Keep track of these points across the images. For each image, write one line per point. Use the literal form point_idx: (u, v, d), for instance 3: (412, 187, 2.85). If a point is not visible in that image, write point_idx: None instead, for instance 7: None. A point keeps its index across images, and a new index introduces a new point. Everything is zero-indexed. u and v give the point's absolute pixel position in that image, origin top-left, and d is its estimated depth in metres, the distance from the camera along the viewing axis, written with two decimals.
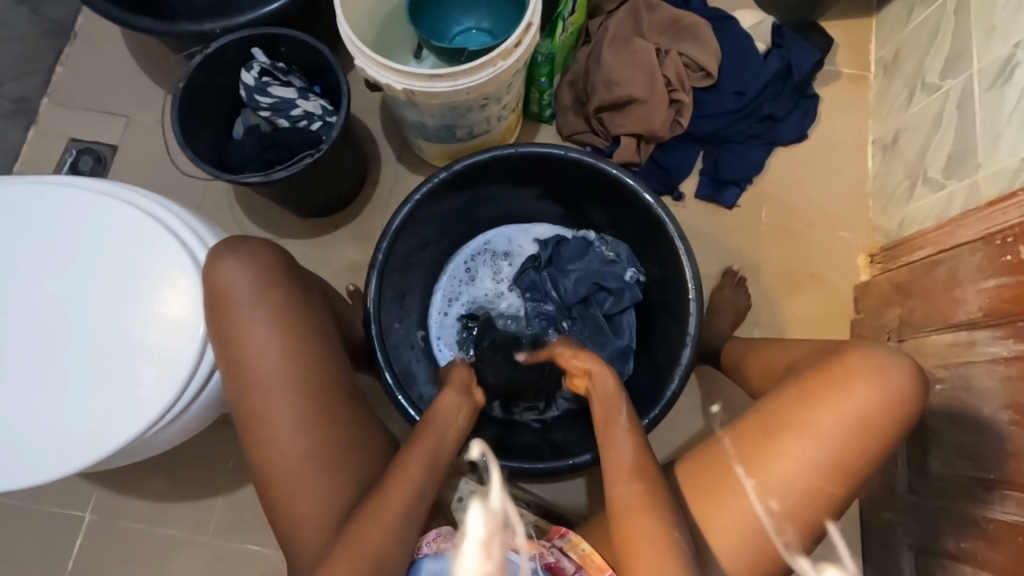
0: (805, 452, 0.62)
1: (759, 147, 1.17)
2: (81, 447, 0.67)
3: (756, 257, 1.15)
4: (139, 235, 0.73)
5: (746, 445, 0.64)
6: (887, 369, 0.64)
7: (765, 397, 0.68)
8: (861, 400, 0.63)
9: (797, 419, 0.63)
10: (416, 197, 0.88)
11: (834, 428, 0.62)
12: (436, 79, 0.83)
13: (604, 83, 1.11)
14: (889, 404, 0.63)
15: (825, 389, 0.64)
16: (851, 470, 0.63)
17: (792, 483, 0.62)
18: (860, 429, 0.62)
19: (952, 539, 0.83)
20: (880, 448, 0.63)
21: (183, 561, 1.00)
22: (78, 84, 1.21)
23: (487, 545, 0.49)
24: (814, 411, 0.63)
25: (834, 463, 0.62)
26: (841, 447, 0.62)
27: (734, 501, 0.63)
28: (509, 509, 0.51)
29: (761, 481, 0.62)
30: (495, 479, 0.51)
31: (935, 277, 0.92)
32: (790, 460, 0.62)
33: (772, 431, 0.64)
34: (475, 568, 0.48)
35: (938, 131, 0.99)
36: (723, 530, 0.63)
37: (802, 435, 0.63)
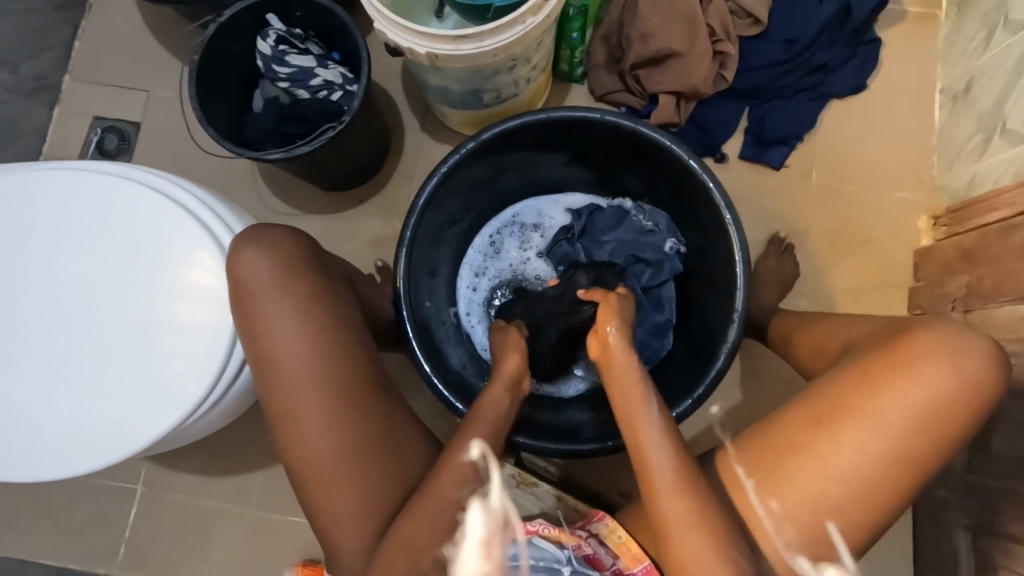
0: (867, 443, 0.58)
1: (810, 101, 1.07)
2: (121, 437, 0.68)
3: (804, 221, 1.07)
4: (165, 223, 0.72)
5: (800, 434, 0.60)
6: (964, 354, 0.59)
7: (821, 380, 0.62)
8: (934, 387, 0.58)
9: (857, 407, 0.59)
10: (442, 170, 0.84)
11: (902, 417, 0.58)
12: (461, 40, 0.77)
13: (640, 36, 1.02)
14: (963, 392, 0.58)
15: (889, 375, 0.59)
16: (919, 461, 0.58)
17: (848, 478, 0.58)
18: (932, 420, 0.58)
19: (1014, 522, 0.78)
20: (949, 438, 0.58)
21: (229, 530, 1.04)
22: (96, 59, 1.19)
23: (487, 546, 0.38)
24: (881, 398, 0.58)
25: (899, 454, 0.58)
26: (911, 437, 0.58)
27: (778, 489, 0.59)
28: (511, 507, 0.40)
29: (813, 476, 0.58)
30: (495, 471, 0.39)
31: (1010, 243, 0.83)
32: (850, 452, 0.58)
33: (830, 420, 0.59)
34: (473, 570, 0.37)
35: (1021, 77, 0.88)
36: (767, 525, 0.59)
37: (867, 423, 0.58)
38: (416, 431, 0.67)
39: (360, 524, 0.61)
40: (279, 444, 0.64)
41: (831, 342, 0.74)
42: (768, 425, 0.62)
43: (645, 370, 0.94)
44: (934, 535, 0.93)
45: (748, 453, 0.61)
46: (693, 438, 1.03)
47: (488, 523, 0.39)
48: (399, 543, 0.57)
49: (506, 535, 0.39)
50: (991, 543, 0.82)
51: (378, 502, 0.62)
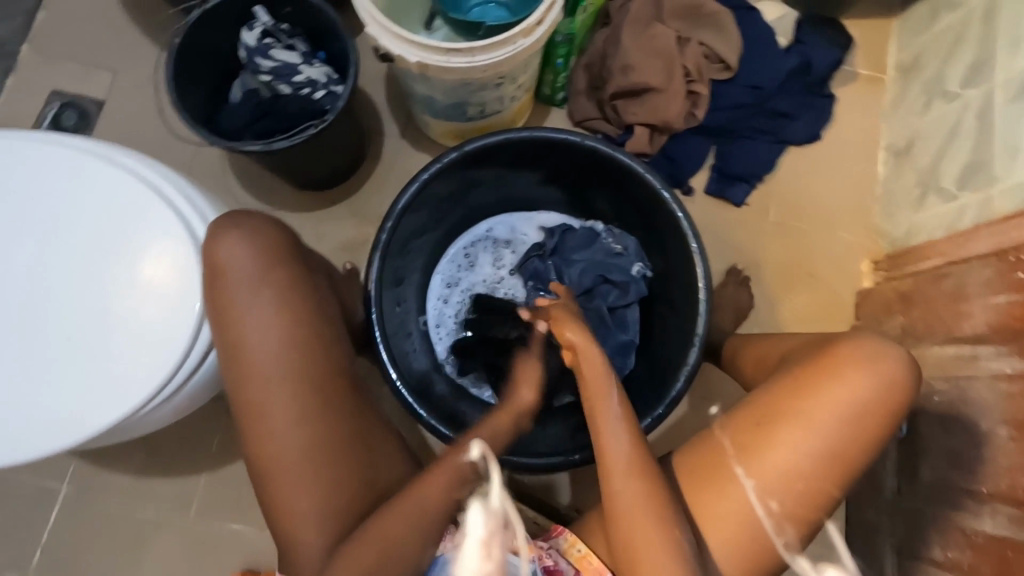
0: (802, 443, 0.61)
1: (771, 145, 1.14)
2: (62, 428, 0.64)
3: (761, 256, 1.13)
4: (133, 204, 0.69)
5: (739, 440, 0.63)
6: (882, 358, 0.62)
7: (757, 390, 0.66)
8: (854, 389, 0.61)
9: (793, 411, 0.62)
10: (423, 177, 0.84)
11: (830, 421, 0.61)
12: (453, 53, 0.79)
13: (621, 69, 1.07)
14: (883, 393, 0.62)
15: (819, 380, 0.62)
16: (847, 459, 0.61)
17: (785, 478, 0.61)
18: (857, 417, 0.61)
19: (937, 548, 0.84)
20: (876, 435, 0.62)
21: (162, 537, 0.98)
22: (61, 31, 1.13)
23: (488, 544, 0.44)
24: (808, 404, 0.61)
25: (831, 454, 0.61)
26: (839, 438, 0.61)
27: (731, 494, 0.61)
28: (509, 508, 0.47)
29: (755, 481, 0.61)
30: (496, 477, 0.46)
31: (941, 289, 0.91)
32: (788, 452, 0.61)
33: (768, 424, 0.62)
34: (474, 568, 0.43)
35: (955, 141, 0.98)
36: (724, 525, 0.61)
37: (796, 426, 0.61)
38: (384, 435, 0.66)
39: (319, 527, 0.60)
40: (241, 440, 0.62)
41: (768, 361, 0.78)
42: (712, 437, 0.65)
43: None
44: (866, 560, 0.98)
45: (698, 461, 0.64)
46: (649, 458, 1.05)
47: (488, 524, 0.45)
48: (368, 544, 0.57)
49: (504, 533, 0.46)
50: (916, 567, 0.88)
51: (340, 506, 0.60)
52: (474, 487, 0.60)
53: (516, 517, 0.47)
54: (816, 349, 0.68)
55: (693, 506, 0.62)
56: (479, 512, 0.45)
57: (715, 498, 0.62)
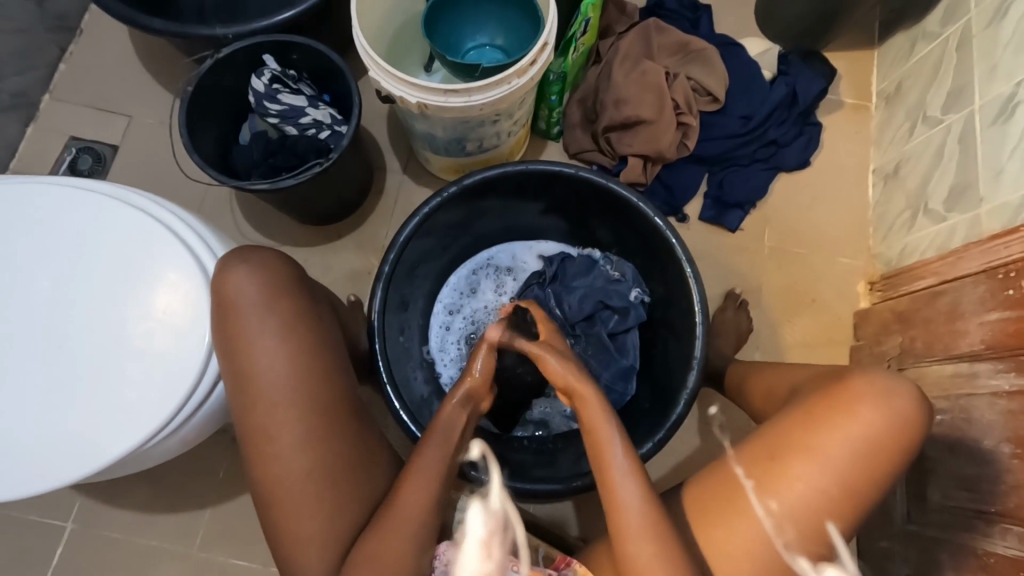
0: (813, 477, 0.61)
1: (762, 171, 1.18)
2: (75, 459, 0.65)
3: (758, 280, 1.15)
4: (146, 240, 0.72)
5: (754, 474, 0.63)
6: (893, 393, 0.63)
7: (769, 424, 0.66)
8: (866, 425, 0.62)
9: (804, 445, 0.62)
10: (425, 210, 0.88)
11: (841, 454, 0.61)
12: (451, 94, 0.83)
13: (613, 103, 1.12)
14: (893, 428, 0.62)
15: (830, 414, 0.63)
16: (857, 494, 0.61)
17: (797, 513, 0.60)
18: (868, 453, 0.61)
19: (950, 571, 0.83)
20: (886, 471, 0.62)
21: (166, 574, 0.97)
22: (81, 81, 1.19)
23: (487, 543, 0.54)
24: (821, 437, 0.62)
25: (842, 489, 0.61)
26: (851, 474, 0.61)
27: (736, 527, 0.61)
28: (508, 511, 0.57)
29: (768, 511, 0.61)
30: (495, 483, 0.57)
31: (936, 308, 0.93)
32: (799, 485, 0.61)
33: (780, 457, 0.62)
34: (476, 565, 0.53)
35: (940, 164, 1.01)
36: (731, 557, 0.61)
37: (809, 460, 0.61)
38: (387, 461, 0.67)
39: (323, 555, 0.60)
40: (247, 468, 0.63)
41: (776, 390, 0.79)
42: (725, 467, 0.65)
43: None
44: None
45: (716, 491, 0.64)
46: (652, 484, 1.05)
47: (487, 525, 0.55)
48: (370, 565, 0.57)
49: (503, 535, 0.55)
50: None
51: (344, 532, 0.61)
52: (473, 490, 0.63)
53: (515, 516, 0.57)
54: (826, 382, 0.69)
55: (703, 535, 0.63)
56: (479, 513, 0.56)
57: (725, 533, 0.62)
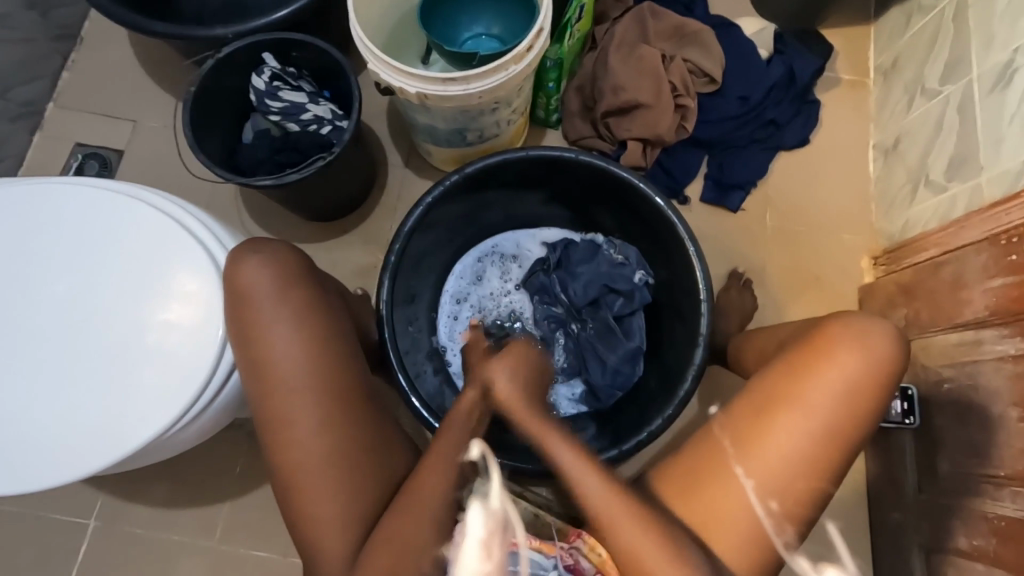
0: (800, 427, 0.63)
1: (762, 152, 1.18)
2: (99, 449, 0.67)
3: (761, 259, 1.16)
4: (158, 235, 0.73)
5: (742, 425, 0.64)
6: (872, 337, 0.65)
7: (755, 377, 0.68)
8: (846, 368, 0.64)
9: (789, 396, 0.64)
10: (428, 200, 0.89)
11: (825, 402, 0.63)
12: (449, 82, 0.84)
13: (611, 89, 1.12)
14: (874, 371, 0.64)
15: (813, 363, 0.64)
16: (844, 437, 0.63)
17: (787, 460, 0.62)
18: (851, 397, 0.63)
19: (962, 537, 0.83)
20: (871, 413, 0.64)
21: (188, 568, 0.99)
22: (84, 88, 1.21)
23: (487, 543, 0.54)
24: (805, 385, 0.64)
25: (829, 436, 0.63)
26: (836, 417, 0.63)
27: (735, 489, 0.62)
28: (508, 510, 0.56)
29: (759, 462, 0.63)
30: (495, 483, 0.56)
31: (939, 278, 0.93)
32: (787, 436, 0.63)
33: (765, 410, 0.64)
34: (475, 567, 0.53)
35: (940, 135, 1.01)
36: (730, 519, 0.62)
37: (794, 408, 0.63)
38: (403, 445, 0.68)
39: (343, 536, 0.61)
40: (265, 455, 0.64)
41: (767, 347, 0.81)
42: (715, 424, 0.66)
43: (616, 396, 0.99)
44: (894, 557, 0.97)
45: (712, 450, 0.65)
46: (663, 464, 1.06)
47: (487, 525, 0.55)
48: (389, 542, 0.59)
49: (504, 534, 0.55)
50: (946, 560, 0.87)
51: (362, 513, 0.62)
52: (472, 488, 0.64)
53: (516, 516, 0.56)
54: (808, 333, 0.70)
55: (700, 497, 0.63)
56: (480, 512, 0.55)
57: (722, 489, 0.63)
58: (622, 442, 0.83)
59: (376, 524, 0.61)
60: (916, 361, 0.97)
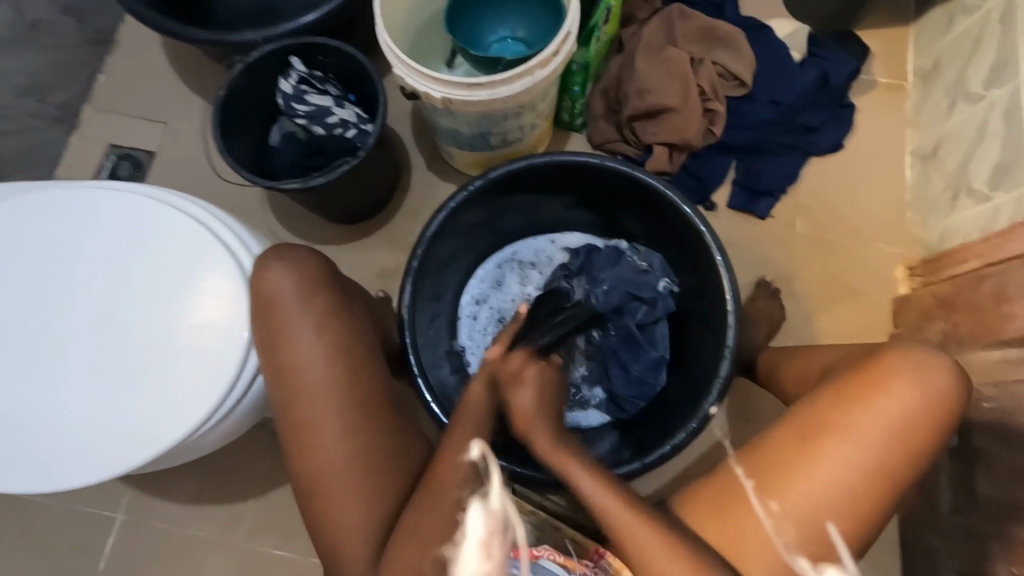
0: (848, 457, 0.60)
1: (793, 157, 1.15)
2: (127, 450, 0.68)
3: (790, 268, 1.13)
4: (187, 239, 0.74)
5: (786, 450, 0.62)
6: (930, 370, 0.62)
7: (802, 402, 0.65)
8: (900, 401, 0.61)
9: (837, 423, 0.62)
10: (451, 205, 0.88)
11: (877, 431, 0.61)
12: (475, 87, 0.83)
13: (637, 92, 1.10)
14: (928, 405, 0.62)
15: (864, 390, 0.62)
16: (895, 471, 0.61)
17: (828, 491, 0.60)
18: (903, 429, 0.61)
19: (1001, 564, 0.80)
20: (923, 448, 0.61)
21: (210, 564, 1.01)
22: (119, 90, 1.24)
23: (487, 544, 0.47)
24: (856, 412, 0.61)
25: (878, 468, 0.60)
26: (884, 451, 0.60)
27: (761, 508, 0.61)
28: (510, 510, 0.49)
29: (804, 490, 0.60)
30: (495, 478, 0.48)
31: (981, 291, 0.89)
32: (834, 465, 0.60)
33: (813, 437, 0.62)
34: (474, 568, 0.46)
35: (983, 142, 0.96)
36: (760, 541, 0.60)
37: (842, 436, 0.61)
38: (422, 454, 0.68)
39: (362, 544, 0.61)
40: (287, 460, 0.65)
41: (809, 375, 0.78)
42: (756, 449, 0.64)
43: (639, 406, 0.98)
44: None
45: (754, 473, 0.63)
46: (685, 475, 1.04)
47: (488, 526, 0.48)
48: (406, 551, 0.58)
49: (505, 535, 0.48)
50: None
51: (380, 521, 0.62)
52: (473, 487, 0.60)
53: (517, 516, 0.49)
54: (858, 360, 0.68)
55: (727, 516, 0.62)
56: (479, 512, 0.49)
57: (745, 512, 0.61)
58: (644, 455, 0.81)
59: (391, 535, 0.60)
60: None
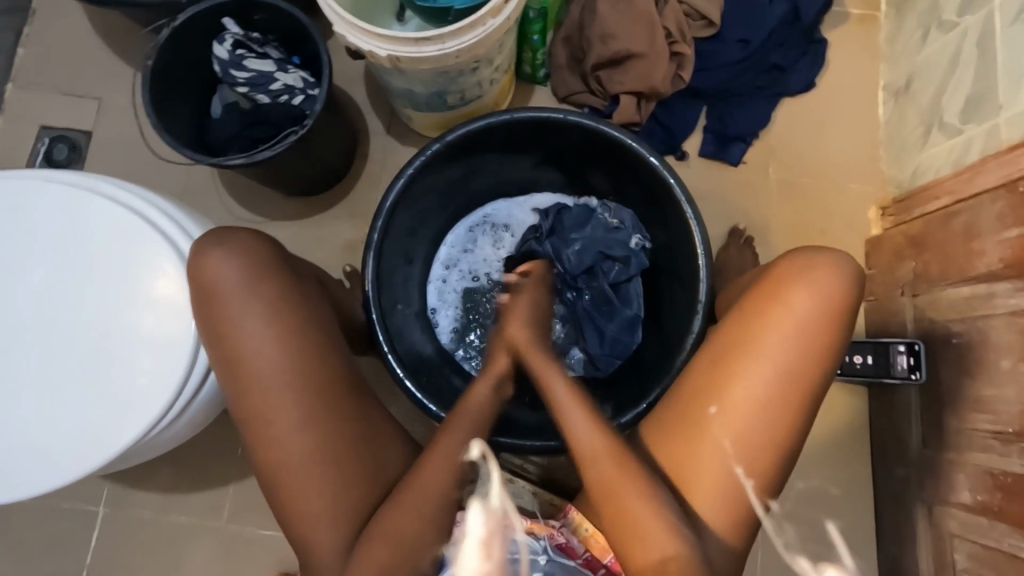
0: (762, 375, 0.61)
1: (764, 100, 1.11)
2: (80, 454, 0.65)
3: (764, 215, 1.11)
4: (122, 230, 0.70)
5: (704, 382, 0.63)
6: (820, 271, 0.63)
7: (711, 333, 0.66)
8: (798, 309, 0.62)
9: (746, 345, 0.62)
10: (409, 171, 0.84)
11: (782, 345, 0.61)
12: (423, 42, 0.77)
13: (600, 38, 1.05)
14: (826, 307, 0.62)
15: (765, 307, 0.62)
16: (810, 380, 0.61)
17: (752, 413, 0.60)
18: (807, 336, 0.61)
19: (966, 491, 0.83)
20: (831, 350, 0.62)
21: (198, 549, 1.01)
22: (42, 66, 1.14)
23: (487, 544, 0.54)
24: (760, 332, 0.62)
25: (793, 381, 0.61)
26: (795, 361, 0.61)
27: (721, 461, 0.60)
28: (509, 510, 0.56)
29: (730, 418, 0.61)
30: (495, 480, 0.55)
31: (951, 228, 0.88)
32: (751, 387, 0.61)
33: (725, 363, 0.62)
34: (477, 564, 0.53)
35: (956, 73, 0.93)
36: (709, 483, 0.60)
37: (750, 356, 0.61)
38: (391, 435, 0.67)
39: (334, 531, 0.61)
40: (249, 454, 0.63)
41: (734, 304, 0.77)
42: (682, 391, 0.65)
43: (615, 364, 0.97)
44: (896, 511, 0.97)
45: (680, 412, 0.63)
46: None
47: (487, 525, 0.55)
48: (386, 533, 0.58)
49: (503, 535, 0.55)
50: (947, 513, 0.86)
51: (355, 505, 0.62)
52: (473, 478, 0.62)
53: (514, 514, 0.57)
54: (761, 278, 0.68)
55: (681, 464, 0.61)
56: (481, 515, 0.55)
57: (694, 450, 0.61)
58: (621, 415, 0.81)
59: (370, 522, 0.60)
60: (923, 316, 0.93)
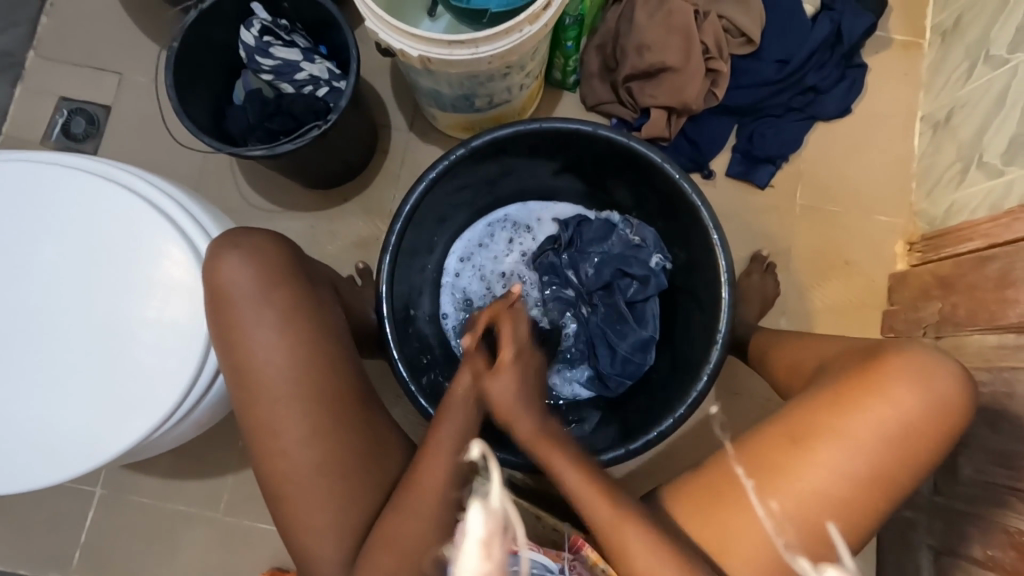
0: (837, 462, 0.58)
1: (798, 122, 1.08)
2: (80, 450, 0.64)
3: (788, 240, 1.08)
4: (136, 224, 0.68)
5: (772, 454, 0.60)
6: (935, 376, 0.59)
7: (792, 402, 0.63)
8: (901, 409, 0.58)
9: (831, 427, 0.59)
10: (431, 175, 0.81)
11: (872, 439, 0.58)
12: (456, 46, 0.75)
13: (636, 49, 1.02)
14: (930, 413, 0.58)
15: (861, 395, 0.59)
16: (891, 482, 0.58)
17: (820, 496, 0.58)
18: (900, 439, 0.58)
19: (977, 545, 0.80)
20: (921, 457, 0.59)
21: (192, 536, 1.00)
22: (66, 36, 1.12)
23: (488, 544, 0.46)
24: (850, 418, 0.58)
25: (871, 476, 0.58)
26: (881, 459, 0.58)
27: (750, 522, 0.59)
28: (509, 509, 0.48)
29: (789, 497, 0.58)
30: (494, 477, 0.48)
31: (984, 273, 0.86)
32: (823, 472, 0.58)
33: (801, 442, 0.59)
34: (474, 567, 0.46)
35: (1001, 111, 0.90)
36: (745, 547, 0.59)
37: (835, 444, 0.58)
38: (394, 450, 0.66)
39: (333, 548, 0.59)
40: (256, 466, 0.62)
41: (802, 366, 0.73)
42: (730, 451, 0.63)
43: (625, 385, 0.94)
44: (901, 556, 0.95)
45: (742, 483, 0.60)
46: (670, 451, 1.03)
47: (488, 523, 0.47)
48: (390, 550, 0.57)
49: (505, 534, 0.48)
50: (955, 563, 0.84)
51: (355, 522, 0.60)
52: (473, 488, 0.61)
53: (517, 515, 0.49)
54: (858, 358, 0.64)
55: (720, 521, 0.60)
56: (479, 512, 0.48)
57: (740, 517, 0.59)
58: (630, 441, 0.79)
59: (367, 543, 0.59)
60: None
